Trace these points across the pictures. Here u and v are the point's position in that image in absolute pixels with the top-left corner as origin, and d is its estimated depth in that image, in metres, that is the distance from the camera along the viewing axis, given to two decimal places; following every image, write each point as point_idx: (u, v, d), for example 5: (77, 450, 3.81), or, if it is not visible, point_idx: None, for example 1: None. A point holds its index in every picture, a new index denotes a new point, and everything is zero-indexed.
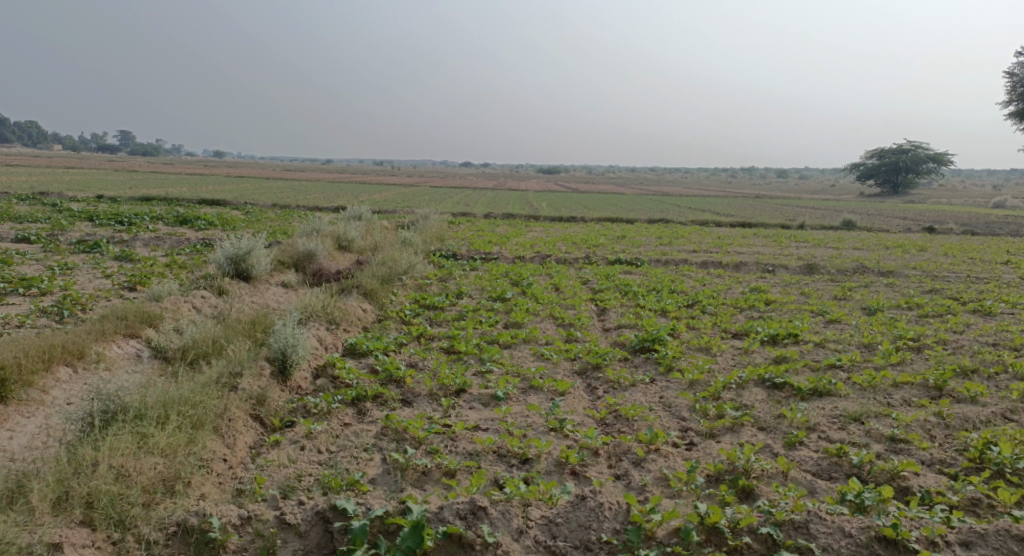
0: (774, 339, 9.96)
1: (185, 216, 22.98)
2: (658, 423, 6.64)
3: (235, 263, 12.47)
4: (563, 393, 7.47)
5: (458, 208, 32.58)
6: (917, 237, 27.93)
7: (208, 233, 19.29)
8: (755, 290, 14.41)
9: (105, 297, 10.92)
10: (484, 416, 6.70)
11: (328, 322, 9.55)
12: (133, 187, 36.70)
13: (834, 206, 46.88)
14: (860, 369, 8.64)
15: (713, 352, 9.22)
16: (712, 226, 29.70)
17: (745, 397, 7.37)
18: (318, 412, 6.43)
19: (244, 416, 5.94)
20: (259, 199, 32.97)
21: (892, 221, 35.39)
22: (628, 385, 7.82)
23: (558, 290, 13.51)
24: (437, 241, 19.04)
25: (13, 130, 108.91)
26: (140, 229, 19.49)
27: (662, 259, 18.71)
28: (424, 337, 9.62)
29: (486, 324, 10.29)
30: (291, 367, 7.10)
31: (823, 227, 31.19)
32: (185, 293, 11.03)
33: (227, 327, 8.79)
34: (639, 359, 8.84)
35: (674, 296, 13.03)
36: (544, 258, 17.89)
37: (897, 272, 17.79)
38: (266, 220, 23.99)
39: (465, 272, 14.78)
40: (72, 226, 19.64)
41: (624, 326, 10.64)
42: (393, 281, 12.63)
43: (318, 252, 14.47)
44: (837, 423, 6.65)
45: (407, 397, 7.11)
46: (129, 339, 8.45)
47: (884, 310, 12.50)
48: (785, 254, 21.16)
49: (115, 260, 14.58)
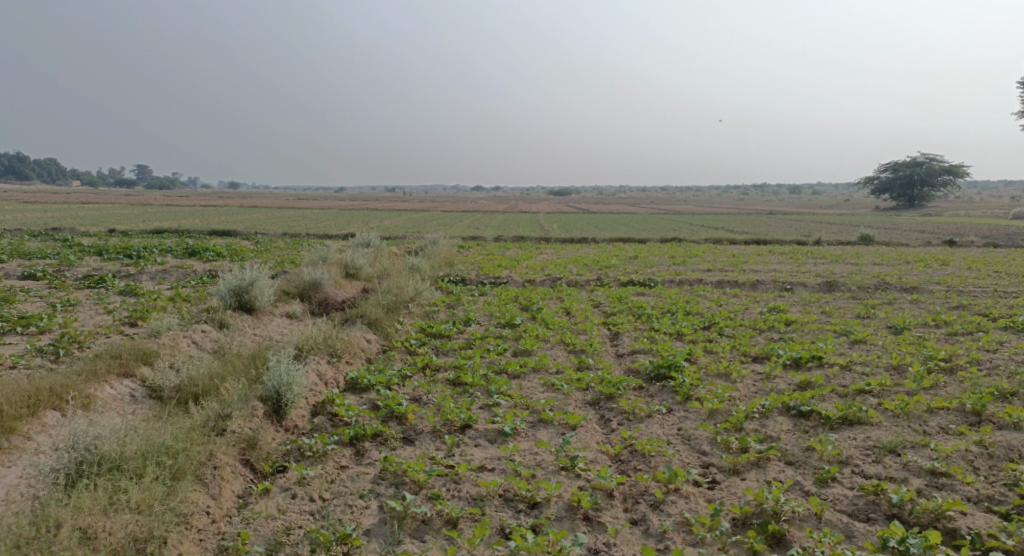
0: (797, 362, 9.48)
1: (193, 247, 22.86)
2: (678, 459, 6.17)
3: (238, 294, 12.20)
4: (574, 426, 7.02)
5: (468, 232, 32.37)
6: (938, 250, 27.33)
7: (216, 265, 19.14)
8: (773, 309, 13.93)
9: (104, 334, 10.65)
10: (490, 454, 6.29)
11: (330, 354, 9.19)
12: (146, 221, 36.84)
13: (849, 220, 46.25)
14: (891, 394, 8.13)
15: (733, 378, 8.74)
16: (726, 244, 29.21)
17: (769, 427, 6.89)
18: (313, 454, 6.03)
19: (232, 462, 5.60)
20: (269, 229, 32.97)
21: (911, 235, 34.74)
22: (643, 416, 7.37)
23: (570, 314, 13.11)
24: (447, 266, 18.74)
25: (32, 167, 110.89)
26: (147, 262, 19.34)
27: (676, 279, 18.28)
28: (430, 368, 9.23)
29: (494, 353, 9.89)
30: (286, 406, 6.73)
31: (840, 243, 30.60)
32: (185, 327, 10.74)
33: (224, 364, 8.45)
34: (654, 387, 8.37)
35: (689, 318, 12.58)
36: (555, 281, 17.51)
37: (920, 287, 17.23)
38: (275, 249, 23.82)
39: (474, 298, 14.42)
40: (80, 261, 19.52)
41: (639, 351, 10.20)
42: (400, 309, 12.29)
43: (324, 280, 14.19)
44: (872, 456, 6.15)
45: (409, 435, 6.70)
46: (122, 379, 8.11)
47: (911, 329, 11.97)
48: (803, 271, 20.65)
49: (119, 295, 14.38)
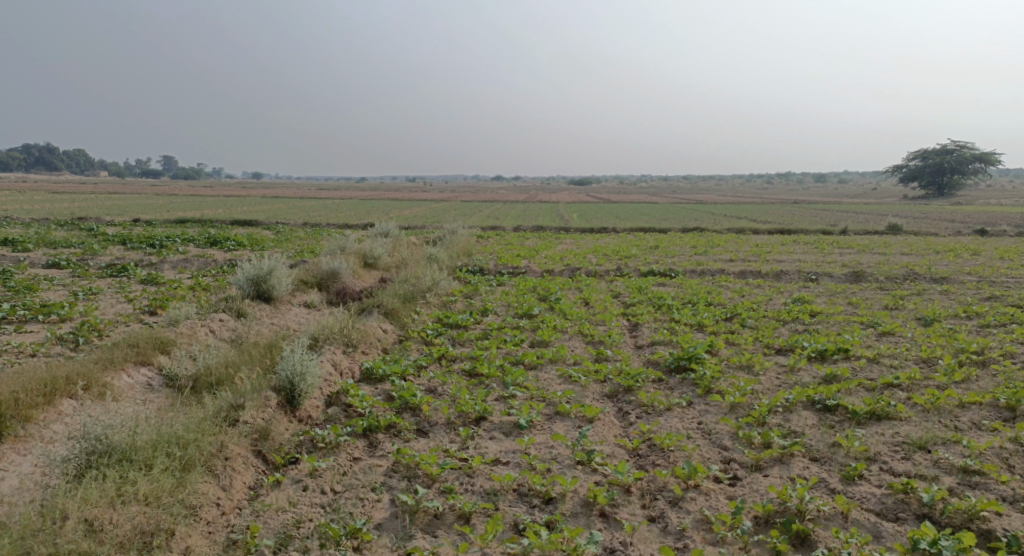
0: (822, 354, 9.24)
1: (214, 236, 23.02)
2: (698, 454, 5.99)
3: (256, 284, 12.20)
4: (592, 419, 6.87)
5: (487, 221, 32.25)
6: (968, 240, 26.71)
7: (236, 254, 19.25)
8: (797, 300, 13.61)
9: (124, 322, 10.71)
10: (505, 447, 6.17)
11: (345, 344, 9.14)
12: (169, 211, 37.24)
13: (877, 210, 45.34)
14: (920, 388, 7.87)
15: (756, 371, 8.52)
16: (749, 234, 28.77)
17: (793, 422, 6.68)
18: (325, 446, 5.97)
19: (243, 453, 5.54)
20: (290, 219, 33.09)
21: (940, 224, 33.94)
22: (663, 409, 7.20)
23: (588, 305, 12.93)
24: (465, 255, 18.65)
25: (61, 158, 112.82)
26: (169, 251, 19.47)
27: (697, 269, 18.01)
28: (446, 358, 9.14)
29: (511, 343, 9.77)
30: (300, 396, 6.67)
31: (867, 232, 29.97)
32: (203, 316, 10.76)
33: (240, 354, 8.43)
34: (674, 380, 8.18)
35: (711, 308, 12.35)
36: (573, 271, 17.34)
37: (951, 278, 16.77)
38: (295, 238, 23.90)
39: (492, 288, 14.30)
40: (104, 250, 19.71)
41: (659, 343, 10.01)
42: (417, 299, 12.20)
43: (342, 270, 14.17)
44: (901, 453, 5.93)
45: (423, 427, 6.61)
46: (140, 367, 8.13)
47: (941, 321, 11.63)
48: (829, 261, 20.23)
49: (140, 284, 14.47)
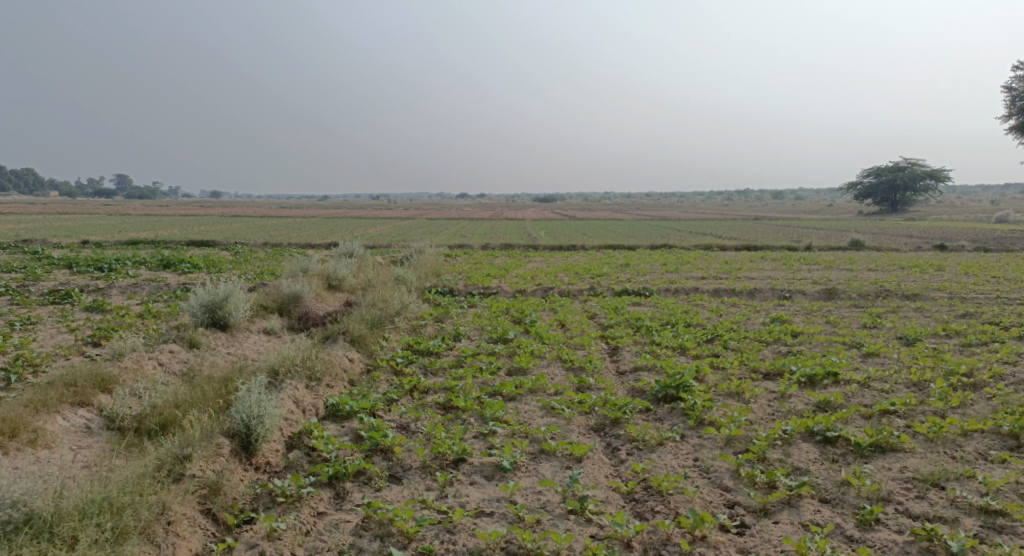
0: (811, 380, 8.86)
1: (169, 258, 21.92)
2: (699, 499, 5.51)
3: (211, 310, 11.39)
4: (580, 459, 6.32)
5: (454, 240, 31.66)
6: (929, 255, 27.14)
7: (192, 277, 18.29)
8: (776, 320, 13.32)
9: (63, 356, 9.82)
10: (488, 494, 5.59)
11: (308, 377, 8.43)
12: (122, 232, 35.79)
13: (837, 225, 46.08)
14: (918, 415, 7.52)
15: (746, 399, 8.08)
16: (716, 251, 28.74)
17: (795, 457, 6.26)
18: (285, 500, 5.31)
19: (189, 514, 4.90)
20: (250, 239, 31.98)
21: (900, 240, 34.47)
22: (655, 444, 6.69)
23: (565, 327, 12.41)
24: (433, 276, 18.02)
25: (10, 178, 108.82)
26: (118, 275, 18.40)
27: (671, 287, 17.71)
28: (418, 390, 8.49)
29: (487, 372, 9.17)
30: (256, 441, 5.96)
31: (830, 248, 30.22)
32: (151, 348, 9.93)
33: (192, 392, 7.69)
34: (662, 410, 7.68)
35: (691, 330, 11.94)
36: (546, 290, 16.86)
37: (921, 294, 16.77)
38: (256, 260, 22.95)
39: (463, 310, 13.70)
40: (48, 274, 18.52)
41: (641, 369, 9.52)
42: (385, 324, 11.53)
43: (304, 293, 13.43)
44: (914, 491, 5.56)
45: (395, 471, 5.98)
46: (77, 409, 7.34)
47: (923, 340, 11.44)
48: (799, 278, 20.15)
49: (85, 311, 13.49)
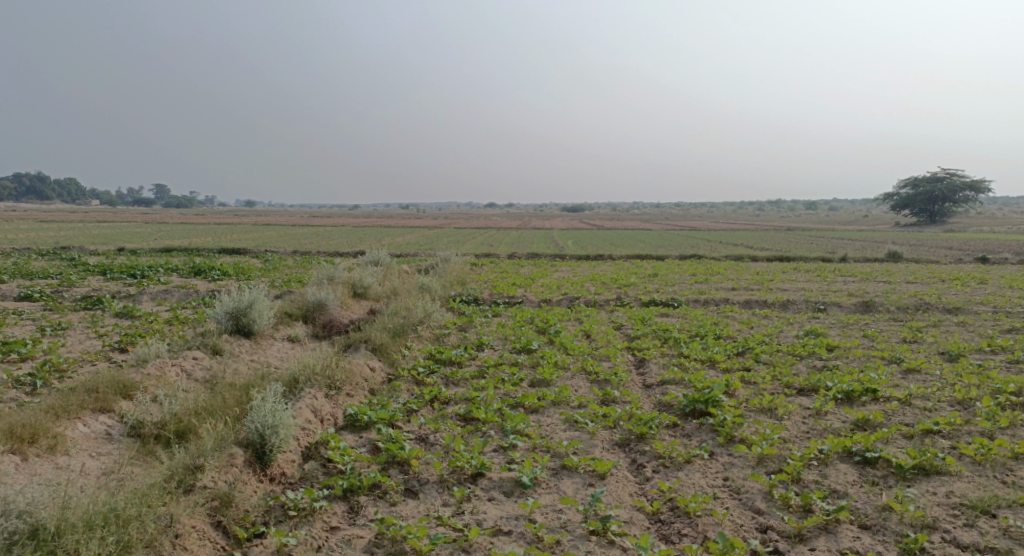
0: (849, 397, 8.48)
1: (199, 265, 22.16)
2: (730, 521, 5.24)
3: (236, 318, 11.39)
4: (604, 476, 6.07)
5: (481, 249, 31.56)
6: (970, 268, 26.26)
7: (220, 284, 18.42)
8: (810, 333, 12.88)
9: (90, 361, 9.86)
10: (506, 512, 5.39)
11: (328, 386, 8.31)
12: (156, 239, 36.42)
13: (873, 237, 44.99)
14: (964, 436, 7.11)
15: (779, 415, 7.74)
16: (748, 262, 28.17)
17: (832, 479, 5.94)
18: (298, 513, 5.22)
19: (198, 527, 4.84)
20: (279, 247, 32.33)
21: (940, 252, 33.46)
22: (682, 461, 6.41)
23: (590, 338, 12.15)
24: (459, 284, 17.89)
25: (53, 187, 112.13)
26: (149, 282, 18.61)
27: (700, 298, 17.33)
28: (439, 401, 8.31)
29: (509, 383, 8.97)
30: (271, 452, 5.83)
31: (867, 260, 29.41)
32: (175, 354, 9.92)
33: (212, 399, 7.62)
34: (690, 426, 7.38)
35: (721, 342, 11.60)
36: (572, 300, 16.61)
37: (964, 308, 16.14)
38: (284, 267, 23.09)
39: (488, 319, 13.52)
40: (82, 281, 18.82)
41: (669, 382, 9.21)
42: (408, 333, 11.39)
43: (329, 301, 13.38)
44: (962, 518, 5.21)
45: (411, 485, 5.80)
46: (98, 415, 7.31)
47: (967, 356, 10.93)
48: (834, 290, 19.58)
49: (115, 317, 13.62)
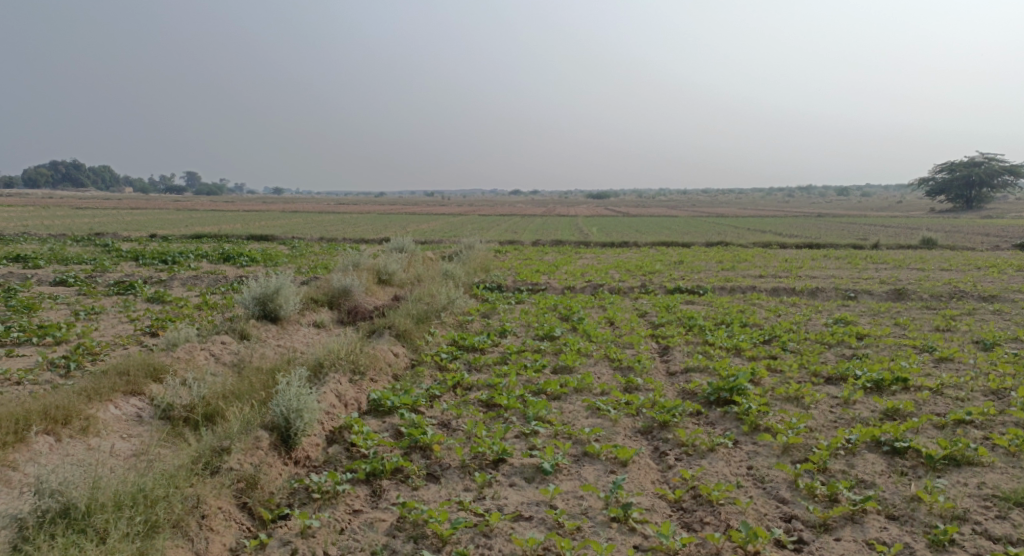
0: (878, 386, 8.32)
1: (228, 252, 22.49)
2: (753, 510, 5.19)
3: (262, 303, 11.54)
4: (626, 463, 6.04)
5: (505, 236, 31.52)
6: (1008, 255, 25.55)
7: (248, 270, 18.68)
8: (839, 321, 12.65)
9: (121, 345, 10.07)
10: (527, 497, 5.40)
11: (352, 371, 8.38)
12: (187, 226, 37.04)
13: (906, 223, 44.00)
14: (997, 426, 6.93)
15: (806, 404, 7.63)
16: (776, 248, 27.75)
17: (859, 469, 5.85)
18: (321, 496, 5.29)
19: (224, 508, 4.94)
20: (307, 233, 32.68)
21: (976, 238, 32.60)
22: (705, 450, 6.35)
23: (614, 325, 12.07)
24: (483, 271, 17.91)
25: (87, 175, 114.55)
26: (180, 268, 18.94)
27: (727, 285, 17.12)
28: (462, 387, 8.34)
29: (532, 370, 8.96)
30: (296, 436, 5.90)
31: (899, 247, 28.78)
32: (203, 338, 10.09)
33: (239, 383, 7.73)
34: (714, 414, 7.30)
35: (747, 330, 11.45)
36: (596, 287, 16.52)
37: (1000, 296, 15.71)
38: (311, 254, 23.32)
39: (511, 306, 13.52)
40: (115, 266, 19.22)
41: (693, 370, 9.12)
42: (431, 319, 11.43)
43: (354, 287, 13.48)
44: (994, 510, 5.09)
45: (433, 470, 5.84)
46: (129, 398, 7.48)
47: (1002, 345, 10.65)
48: (865, 277, 19.21)
49: (146, 302, 13.90)
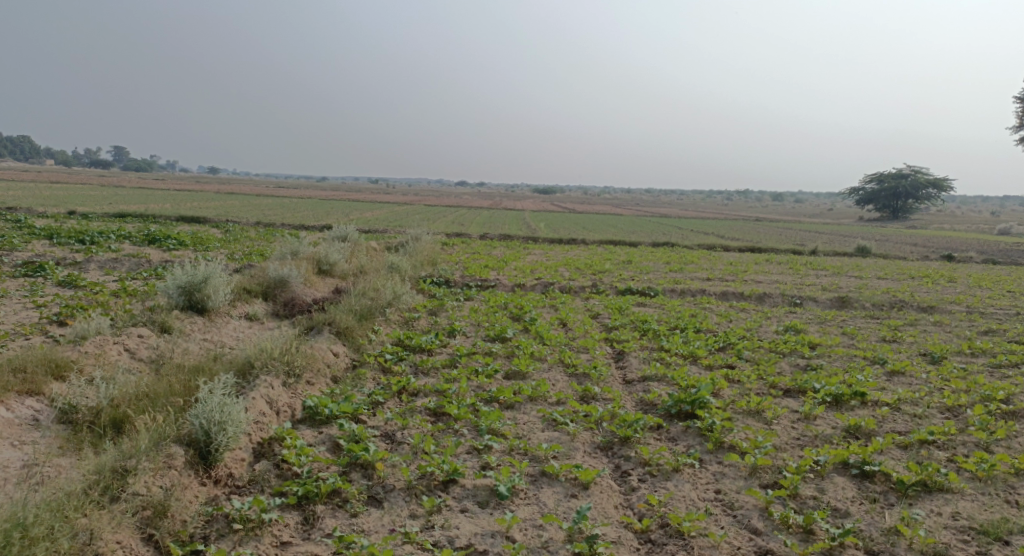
0: (837, 400, 8.11)
1: (155, 234, 20.96)
2: (727, 544, 4.91)
3: (188, 293, 10.56)
4: (587, 485, 5.57)
5: (451, 228, 30.75)
6: (938, 266, 26.44)
7: (176, 255, 17.38)
8: (789, 329, 12.55)
9: (23, 335, 8.99)
10: (481, 527, 4.91)
11: (286, 373, 7.62)
12: (113, 204, 34.70)
13: (839, 231, 45.35)
14: (960, 447, 6.77)
15: (768, 419, 7.33)
16: (720, 251, 27.95)
17: (831, 494, 5.56)
18: (243, 527, 4.67)
19: (125, 543, 4.34)
20: (242, 217, 31.10)
21: (905, 248, 33.77)
22: (670, 471, 5.92)
23: (566, 327, 11.62)
24: (429, 264, 17.20)
25: (5, 143, 107.15)
26: (99, 250, 17.46)
27: (676, 288, 16.94)
28: (407, 393, 7.70)
29: (483, 375, 8.39)
30: (217, 451, 5.20)
31: (836, 254, 29.49)
32: (119, 330, 9.10)
33: (156, 383, 6.88)
34: (676, 429, 6.91)
35: (701, 336, 11.18)
36: (546, 286, 16.06)
37: (938, 307, 16.03)
38: (246, 240, 22.02)
39: (459, 303, 12.91)
40: (25, 245, 17.54)
41: (650, 379, 8.73)
42: (375, 316, 10.70)
43: (291, 278, 12.60)
44: (973, 545, 4.96)
45: (375, 492, 5.23)
46: (25, 397, 6.54)
47: (949, 358, 10.69)
48: (808, 284, 19.41)
49: (57, 286, 12.61)
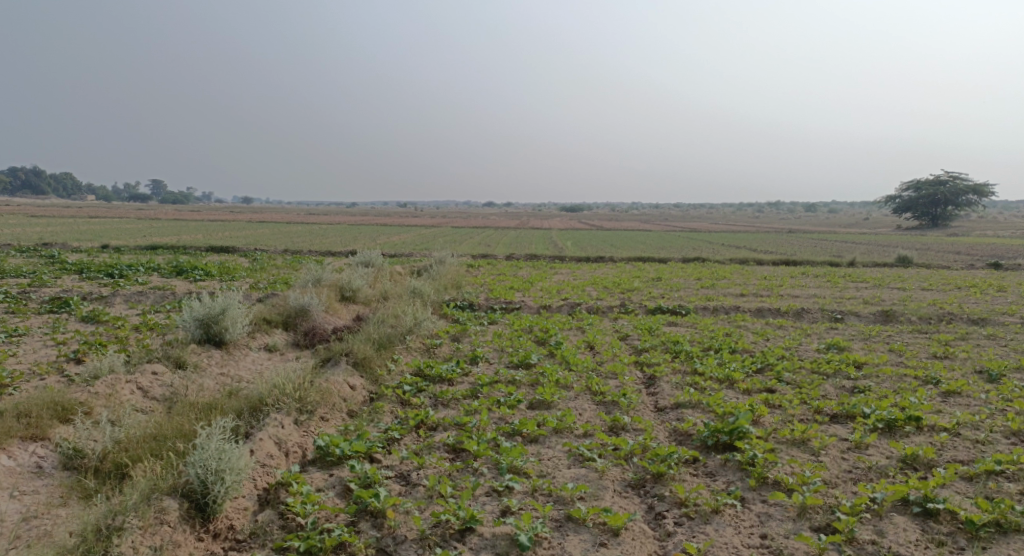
0: (890, 426, 7.46)
1: (183, 265, 21.02)
2: None
3: (206, 326, 10.34)
4: (617, 531, 5.09)
5: (477, 250, 30.46)
6: (985, 274, 25.24)
7: (201, 286, 17.32)
8: (832, 346, 11.85)
9: (39, 374, 8.83)
10: None
11: (299, 410, 7.26)
12: (146, 237, 35.23)
13: (876, 240, 44.01)
14: None
15: (814, 450, 6.74)
16: (753, 265, 27.12)
17: (890, 539, 4.98)
18: None
19: None
20: (270, 245, 31.31)
21: (947, 256, 32.49)
22: (709, 512, 5.39)
23: (594, 351, 11.11)
24: (453, 288, 16.85)
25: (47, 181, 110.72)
26: (127, 283, 17.49)
27: (709, 305, 16.31)
28: (425, 427, 7.28)
29: (506, 406, 7.94)
30: (215, 503, 4.87)
31: (876, 265, 28.42)
32: (134, 366, 8.87)
33: (163, 423, 6.57)
34: (714, 462, 6.36)
35: (737, 356, 10.57)
36: (573, 306, 15.58)
37: (990, 319, 15.11)
38: (272, 268, 21.98)
39: (483, 328, 12.49)
40: (54, 280, 17.64)
41: (684, 406, 8.17)
42: (395, 344, 10.33)
43: (312, 306, 12.34)
44: None
45: (385, 545, 4.83)
46: (29, 442, 6.31)
47: (1009, 376, 9.89)
48: (849, 297, 18.57)
49: (80, 322, 12.54)
